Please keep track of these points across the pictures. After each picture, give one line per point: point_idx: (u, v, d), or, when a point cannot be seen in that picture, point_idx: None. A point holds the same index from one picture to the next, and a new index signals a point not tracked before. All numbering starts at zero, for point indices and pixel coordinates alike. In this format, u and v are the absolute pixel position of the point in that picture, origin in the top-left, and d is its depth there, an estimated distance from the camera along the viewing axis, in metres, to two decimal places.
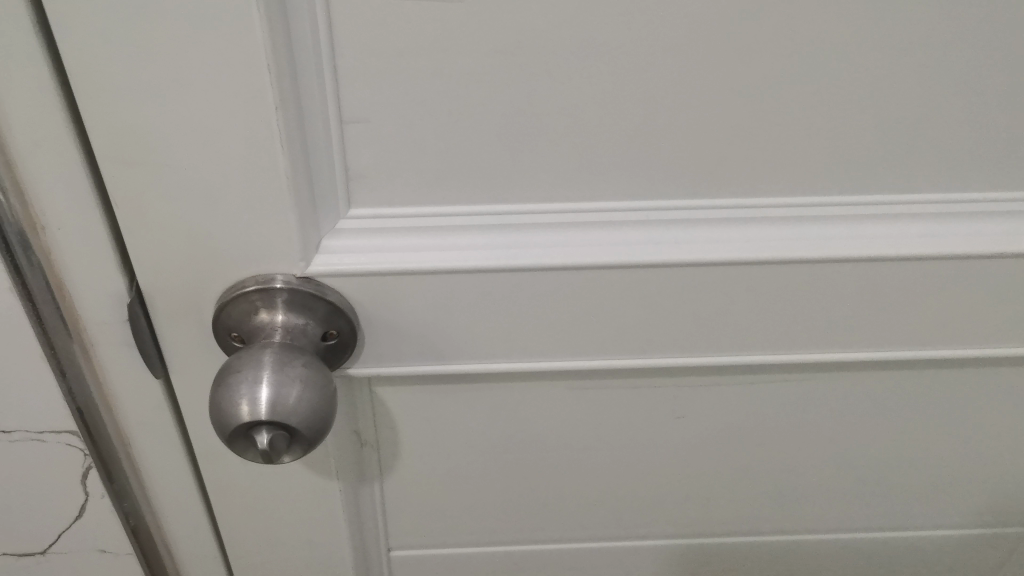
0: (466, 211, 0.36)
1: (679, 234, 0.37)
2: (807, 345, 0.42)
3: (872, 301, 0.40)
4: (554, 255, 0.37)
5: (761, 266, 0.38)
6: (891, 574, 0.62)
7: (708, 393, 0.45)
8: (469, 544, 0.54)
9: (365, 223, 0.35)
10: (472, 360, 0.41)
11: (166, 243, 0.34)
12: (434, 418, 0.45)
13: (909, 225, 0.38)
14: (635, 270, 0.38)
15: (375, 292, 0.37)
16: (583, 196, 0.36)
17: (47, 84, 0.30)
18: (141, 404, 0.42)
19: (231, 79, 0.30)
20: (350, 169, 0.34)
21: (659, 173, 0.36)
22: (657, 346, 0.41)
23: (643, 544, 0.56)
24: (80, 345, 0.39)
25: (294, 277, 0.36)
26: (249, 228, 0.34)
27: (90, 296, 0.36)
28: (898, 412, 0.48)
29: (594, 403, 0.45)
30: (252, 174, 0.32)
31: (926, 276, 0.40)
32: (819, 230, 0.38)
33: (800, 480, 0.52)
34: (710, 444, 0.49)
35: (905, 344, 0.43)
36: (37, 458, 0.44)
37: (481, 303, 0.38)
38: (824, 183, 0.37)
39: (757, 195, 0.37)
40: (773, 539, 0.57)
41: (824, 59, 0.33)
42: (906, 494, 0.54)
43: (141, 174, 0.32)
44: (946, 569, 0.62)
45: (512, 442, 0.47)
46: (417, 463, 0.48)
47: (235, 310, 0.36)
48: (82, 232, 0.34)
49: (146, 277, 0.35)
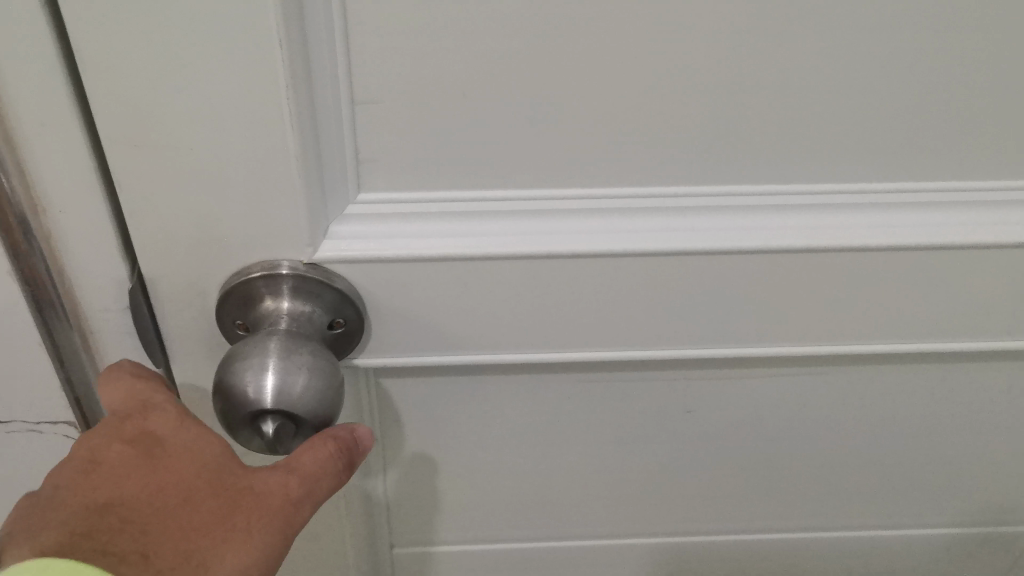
0: (481, 199, 0.35)
1: (696, 221, 0.37)
2: (819, 339, 0.42)
3: (889, 291, 0.40)
4: (565, 243, 0.36)
5: (776, 254, 0.38)
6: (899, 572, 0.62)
7: (720, 388, 0.45)
8: (474, 540, 0.54)
9: (374, 209, 0.34)
10: (481, 350, 0.40)
11: (172, 230, 0.33)
12: (441, 411, 0.44)
13: (927, 214, 0.38)
14: (652, 258, 0.37)
15: (385, 280, 0.36)
16: (602, 183, 0.35)
17: (53, 60, 0.29)
18: None
19: (244, 59, 0.29)
20: (360, 156, 0.33)
21: (679, 161, 0.35)
22: (671, 339, 0.41)
23: (649, 540, 0.55)
24: (79, 333, 0.38)
25: (301, 263, 0.35)
26: (254, 213, 0.33)
27: (92, 282, 0.36)
28: (911, 408, 0.47)
29: (606, 396, 0.45)
30: (261, 157, 0.31)
31: (942, 266, 0.39)
32: (838, 218, 0.37)
33: (807, 477, 0.51)
34: (721, 440, 0.48)
35: (917, 338, 0.43)
36: (33, 449, 0.43)
37: (493, 291, 0.37)
38: (844, 172, 0.36)
39: (777, 183, 0.36)
40: (780, 537, 0.56)
41: (848, 46, 0.32)
42: (914, 492, 0.53)
43: (146, 156, 0.31)
44: (956, 568, 0.62)
45: (519, 434, 0.46)
46: (422, 456, 0.47)
47: (240, 298, 0.35)
48: (87, 217, 0.33)
49: (149, 265, 0.34)
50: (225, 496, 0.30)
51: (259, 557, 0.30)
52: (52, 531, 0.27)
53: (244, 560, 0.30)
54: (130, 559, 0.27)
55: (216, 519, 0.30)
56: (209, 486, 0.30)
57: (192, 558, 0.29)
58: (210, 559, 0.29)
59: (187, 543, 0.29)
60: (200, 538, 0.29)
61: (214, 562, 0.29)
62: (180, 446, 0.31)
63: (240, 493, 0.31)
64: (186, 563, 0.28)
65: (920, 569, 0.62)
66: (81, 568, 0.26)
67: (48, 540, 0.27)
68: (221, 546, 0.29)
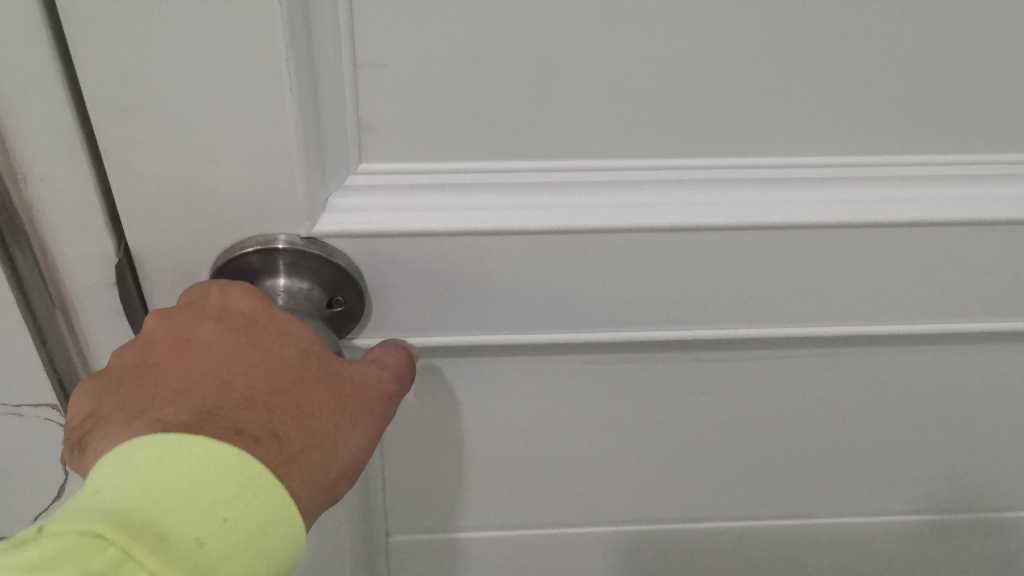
0: (490, 170, 0.33)
1: (712, 195, 0.35)
2: (835, 318, 0.41)
3: (909, 268, 0.39)
4: (577, 217, 0.34)
5: (795, 230, 0.36)
6: (905, 561, 0.61)
7: (729, 369, 0.44)
8: (472, 527, 0.52)
9: (376, 180, 0.33)
10: (487, 329, 0.38)
11: (160, 201, 0.31)
12: (442, 391, 0.43)
13: (954, 189, 0.36)
14: (666, 235, 0.36)
15: (387, 255, 0.34)
16: (617, 152, 0.33)
17: (35, 13, 0.27)
18: None
19: (241, 14, 0.27)
20: (361, 123, 0.31)
21: (699, 132, 0.33)
22: (682, 317, 0.39)
23: (653, 527, 0.54)
24: (62, 311, 0.36)
25: (298, 238, 0.33)
26: (250, 183, 0.31)
27: (77, 259, 0.34)
28: (924, 390, 0.46)
29: (613, 377, 0.43)
30: (258, 121, 0.30)
31: (965, 242, 0.38)
32: (861, 192, 0.36)
33: (815, 462, 0.50)
34: (727, 423, 0.47)
35: (935, 317, 0.41)
36: (14, 434, 0.41)
37: (501, 267, 0.36)
38: (869, 145, 0.35)
39: (800, 155, 0.34)
40: (783, 523, 0.55)
41: (879, 11, 0.30)
42: (923, 477, 0.52)
43: (135, 122, 0.29)
44: (963, 555, 0.61)
45: (522, 416, 0.45)
46: (421, 437, 0.46)
47: (235, 274, 0.33)
48: (72, 189, 0.31)
49: (137, 238, 0.33)
50: (334, 380, 0.30)
51: (365, 440, 0.31)
52: (175, 410, 0.27)
53: (355, 442, 0.31)
54: (262, 441, 0.27)
55: (329, 402, 0.30)
56: (319, 371, 0.30)
57: (314, 440, 0.29)
58: (328, 441, 0.29)
59: (306, 424, 0.29)
60: (318, 420, 0.29)
61: (331, 445, 0.30)
62: (285, 326, 0.30)
63: (347, 379, 0.31)
64: (311, 445, 0.29)
65: (927, 557, 0.61)
66: (222, 450, 0.26)
67: (175, 419, 0.26)
68: (334, 424, 0.30)
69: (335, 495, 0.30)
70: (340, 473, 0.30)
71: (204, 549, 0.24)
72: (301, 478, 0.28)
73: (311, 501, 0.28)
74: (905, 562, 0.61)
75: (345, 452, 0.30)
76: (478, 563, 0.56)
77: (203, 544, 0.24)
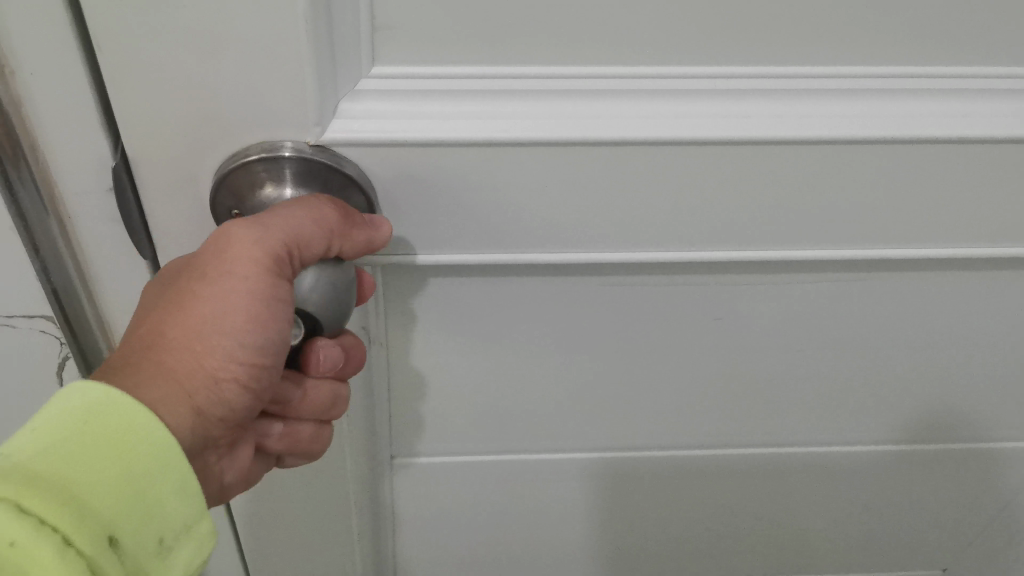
0: (514, 74, 0.31)
1: (750, 106, 0.33)
2: (870, 244, 0.39)
3: (955, 188, 0.36)
4: (606, 127, 0.32)
5: (838, 145, 0.34)
6: (914, 494, 0.60)
7: (749, 293, 0.42)
8: (479, 451, 0.52)
9: (391, 84, 0.31)
10: (505, 250, 0.37)
11: (158, 102, 0.29)
12: (453, 311, 0.42)
13: (1006, 102, 0.34)
14: (702, 147, 0.33)
15: (401, 167, 0.33)
16: (650, 56, 0.32)
17: None
18: (124, 281, 0.38)
19: None
20: (377, 21, 0.29)
21: (736, 36, 0.31)
22: (711, 239, 0.38)
23: (659, 453, 0.54)
24: (56, 220, 0.34)
25: (306, 146, 0.31)
26: (255, 86, 0.29)
27: (69, 161, 0.32)
28: (944, 317, 0.45)
29: (629, 300, 0.42)
30: (263, 18, 0.27)
31: (1018, 160, 0.36)
32: (910, 106, 0.34)
33: (827, 390, 0.50)
34: (742, 350, 0.46)
35: (975, 243, 0.39)
36: (12, 348, 0.39)
37: (522, 182, 0.34)
38: (913, 53, 0.33)
39: (842, 63, 0.33)
40: (791, 452, 0.55)
41: None
42: (936, 405, 0.52)
43: (128, 14, 0.27)
44: (972, 489, 0.60)
45: (532, 339, 0.44)
46: (427, 360, 0.45)
47: (238, 185, 0.32)
48: (59, 84, 0.29)
49: (133, 143, 0.31)
50: (167, 279, 0.31)
51: (221, 301, 0.31)
52: None
53: (195, 318, 0.31)
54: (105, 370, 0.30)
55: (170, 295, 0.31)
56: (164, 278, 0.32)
57: (155, 339, 0.30)
58: (175, 331, 0.30)
59: (151, 329, 0.31)
60: (159, 319, 0.31)
61: (181, 333, 0.30)
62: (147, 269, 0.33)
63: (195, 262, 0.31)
64: (155, 344, 0.30)
65: (934, 489, 0.60)
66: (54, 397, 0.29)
67: None
68: (176, 311, 0.31)
69: (216, 370, 0.31)
70: (189, 353, 0.30)
71: (18, 458, 0.26)
72: (142, 378, 0.30)
73: (165, 388, 0.30)
74: (913, 495, 0.61)
75: (197, 329, 0.31)
76: (484, 493, 0.55)
77: (14, 454, 0.26)
